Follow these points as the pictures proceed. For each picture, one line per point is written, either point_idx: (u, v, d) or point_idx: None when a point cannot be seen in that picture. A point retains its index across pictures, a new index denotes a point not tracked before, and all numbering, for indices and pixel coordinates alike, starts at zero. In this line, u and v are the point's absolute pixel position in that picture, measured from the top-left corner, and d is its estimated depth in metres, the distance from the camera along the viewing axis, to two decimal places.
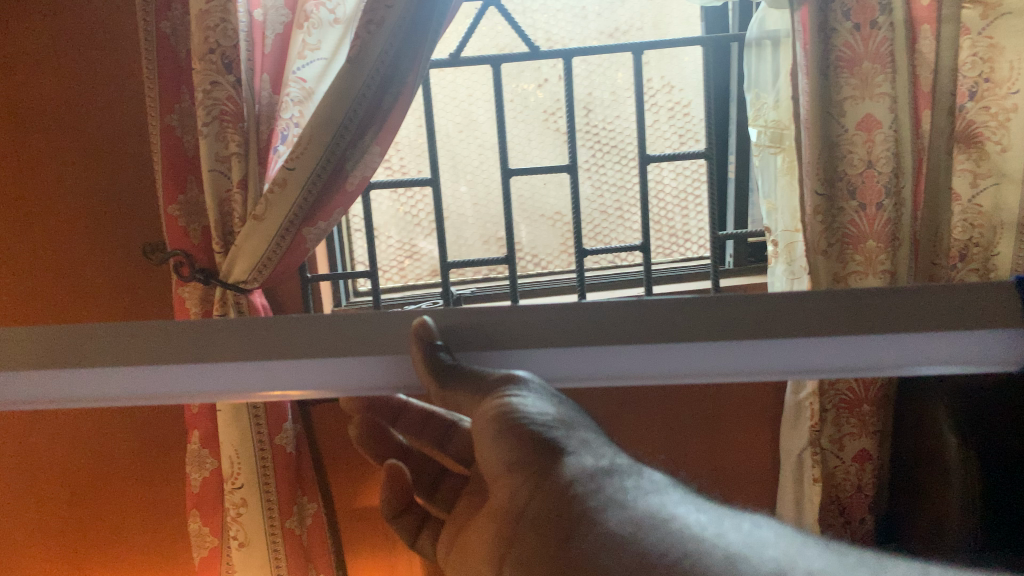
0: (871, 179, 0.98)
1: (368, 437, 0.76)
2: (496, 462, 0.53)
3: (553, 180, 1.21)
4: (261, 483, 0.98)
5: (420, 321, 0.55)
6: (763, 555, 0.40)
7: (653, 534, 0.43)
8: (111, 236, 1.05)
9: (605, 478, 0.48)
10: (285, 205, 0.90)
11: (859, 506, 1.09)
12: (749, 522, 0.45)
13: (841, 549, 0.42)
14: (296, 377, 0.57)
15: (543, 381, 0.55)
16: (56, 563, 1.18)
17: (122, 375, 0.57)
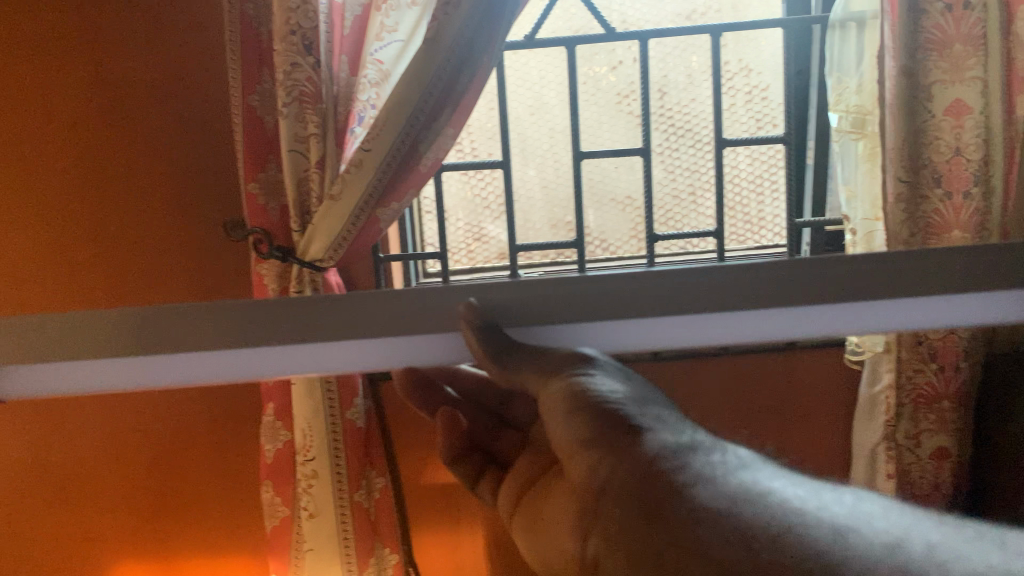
0: (958, 166, 0.94)
1: (419, 392, 0.77)
2: (568, 438, 0.54)
3: (624, 163, 1.20)
4: (332, 457, 1.01)
5: (469, 305, 0.52)
6: (869, 528, 0.41)
7: (749, 508, 0.44)
8: (193, 213, 1.09)
9: (687, 454, 0.49)
10: (362, 184, 0.92)
11: (936, 504, 1.06)
12: (850, 496, 0.46)
13: (956, 525, 0.42)
14: (355, 356, 0.54)
15: (609, 357, 0.57)
16: (135, 525, 1.23)
17: (169, 363, 0.53)
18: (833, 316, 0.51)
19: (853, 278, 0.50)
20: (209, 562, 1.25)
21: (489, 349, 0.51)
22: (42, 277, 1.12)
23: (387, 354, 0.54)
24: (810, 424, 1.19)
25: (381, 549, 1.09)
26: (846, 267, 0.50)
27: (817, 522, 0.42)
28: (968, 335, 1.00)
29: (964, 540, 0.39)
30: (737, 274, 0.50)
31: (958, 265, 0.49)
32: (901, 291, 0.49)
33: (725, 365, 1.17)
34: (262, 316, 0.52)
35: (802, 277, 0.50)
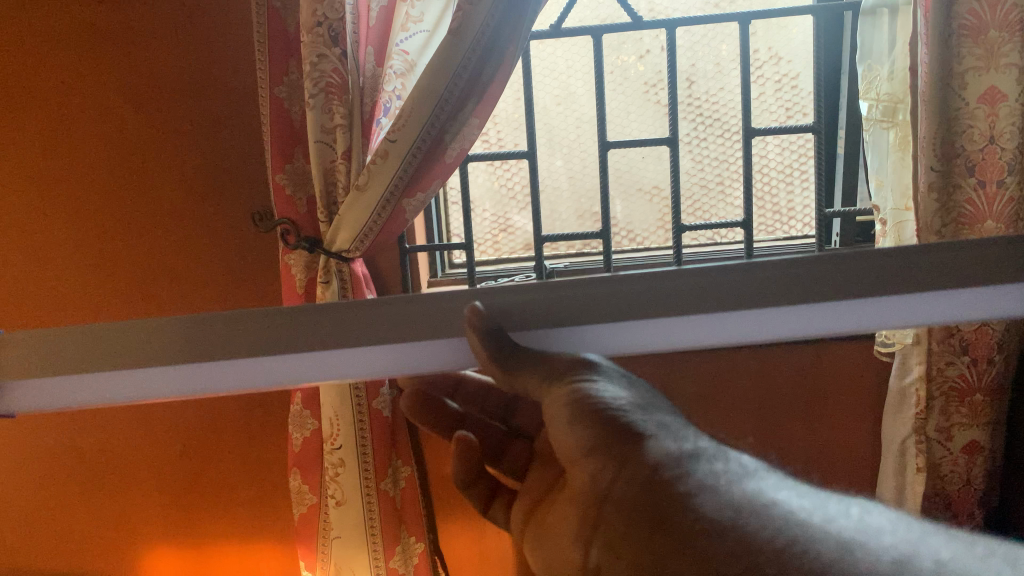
0: (992, 155, 0.92)
1: (423, 409, 0.75)
2: (574, 446, 0.54)
3: (652, 153, 1.19)
4: (359, 444, 1.02)
5: (474, 307, 0.51)
6: (879, 542, 0.40)
7: (754, 519, 0.43)
8: (221, 203, 1.10)
9: (691, 463, 0.49)
10: (386, 174, 0.92)
11: (966, 500, 1.04)
12: (858, 508, 0.45)
13: (967, 540, 0.40)
14: (361, 365, 0.52)
15: (611, 362, 0.57)
16: (167, 509, 1.25)
17: (174, 375, 0.52)
18: (855, 319, 0.50)
19: (877, 276, 0.48)
20: (239, 549, 1.27)
21: (494, 352, 0.51)
22: (74, 267, 1.14)
23: (392, 366, 0.53)
24: (838, 418, 1.18)
25: (407, 537, 1.10)
26: (871, 263, 0.49)
27: (823, 535, 0.41)
28: (1002, 328, 0.98)
29: (980, 556, 0.38)
30: (759, 268, 0.49)
31: (988, 265, 0.48)
32: (928, 289, 0.48)
33: (752, 357, 1.16)
34: (267, 326, 0.52)
35: (825, 275, 0.49)
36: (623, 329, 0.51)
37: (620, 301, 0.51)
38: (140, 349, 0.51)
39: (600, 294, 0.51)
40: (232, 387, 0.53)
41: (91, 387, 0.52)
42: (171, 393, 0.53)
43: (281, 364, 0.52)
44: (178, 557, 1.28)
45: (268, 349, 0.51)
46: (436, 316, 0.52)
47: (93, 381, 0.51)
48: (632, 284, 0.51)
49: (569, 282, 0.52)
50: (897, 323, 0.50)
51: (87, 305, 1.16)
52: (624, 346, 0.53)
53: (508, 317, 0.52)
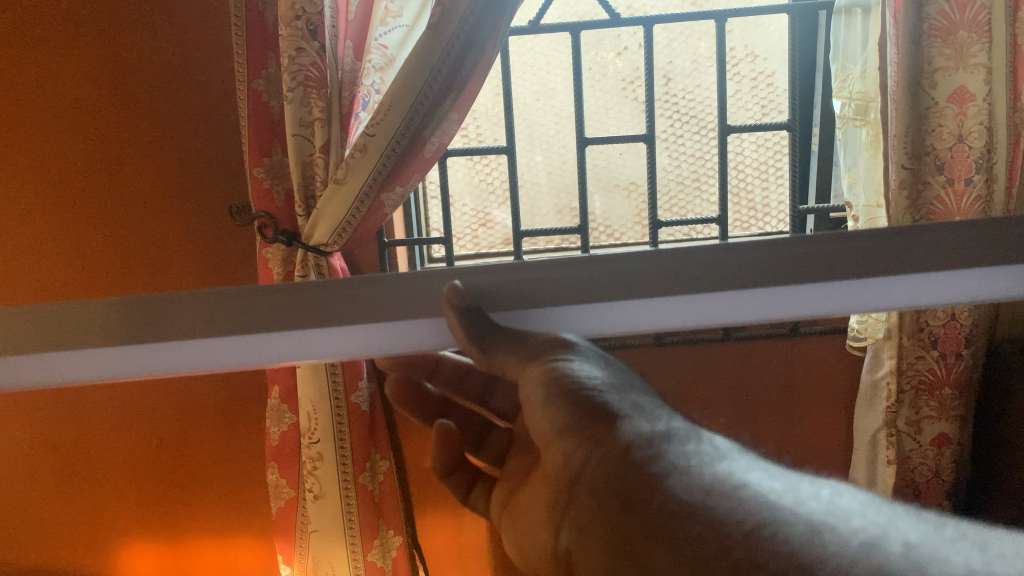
0: (961, 153, 0.94)
1: (406, 396, 0.78)
2: (546, 427, 0.55)
3: (629, 149, 1.20)
4: (337, 438, 1.02)
5: (454, 286, 0.52)
6: (849, 524, 0.41)
7: (724, 501, 0.44)
8: (198, 196, 1.10)
9: (663, 444, 0.49)
10: (365, 168, 0.92)
11: (935, 491, 1.07)
12: (829, 490, 0.46)
13: (938, 523, 0.41)
14: (337, 343, 0.54)
15: (588, 342, 0.57)
16: (143, 503, 1.24)
17: (157, 351, 0.52)
18: (827, 302, 0.51)
19: (849, 262, 0.50)
20: (218, 545, 1.27)
21: (472, 335, 0.52)
22: (49, 260, 1.13)
23: (372, 342, 0.54)
24: (813, 410, 1.20)
25: (385, 531, 1.10)
26: (844, 247, 0.50)
27: (794, 517, 0.42)
28: (971, 321, 1.00)
29: (949, 540, 0.39)
30: (729, 256, 0.51)
31: (953, 255, 0.49)
32: (897, 276, 0.49)
33: (728, 349, 1.18)
34: (250, 303, 0.52)
35: (800, 260, 0.50)
36: (599, 312, 0.53)
37: (599, 283, 0.52)
38: (122, 328, 0.51)
39: (580, 275, 0.52)
40: (215, 364, 0.54)
41: (74, 362, 0.52)
42: (143, 370, 0.54)
43: (255, 342, 0.53)
44: (157, 554, 1.28)
45: (245, 329, 0.52)
46: (414, 298, 0.53)
47: (64, 358, 0.52)
48: (609, 267, 0.52)
49: (551, 262, 0.53)
50: (869, 304, 0.52)
51: (63, 296, 1.15)
52: (601, 327, 0.54)
53: (491, 296, 0.54)
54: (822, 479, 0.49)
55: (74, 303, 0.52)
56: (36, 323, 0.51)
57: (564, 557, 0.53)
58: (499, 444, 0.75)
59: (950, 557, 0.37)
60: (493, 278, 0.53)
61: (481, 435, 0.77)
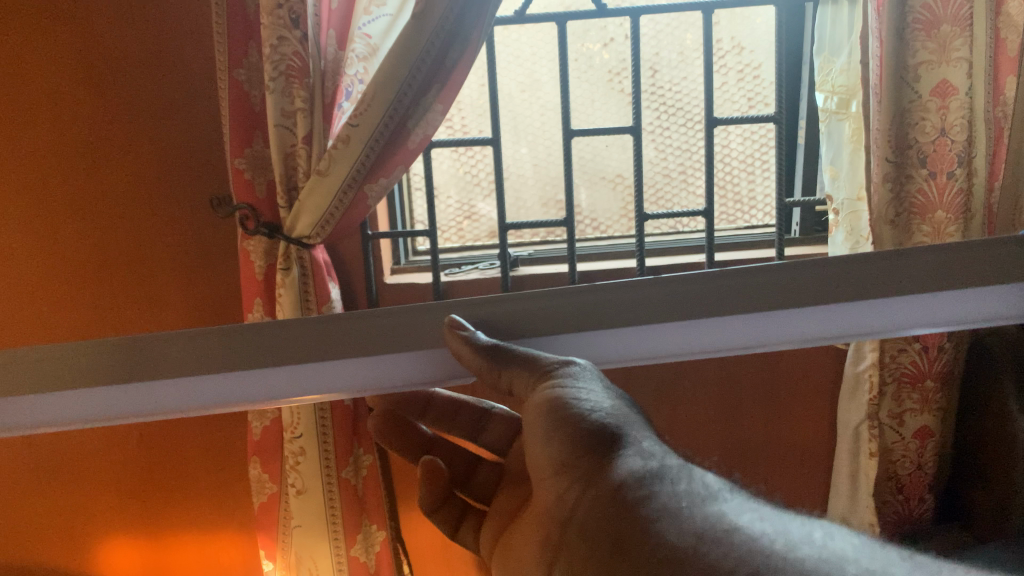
0: (943, 147, 0.95)
1: (393, 431, 0.79)
2: (548, 458, 0.56)
3: (616, 142, 1.19)
4: (320, 432, 1.01)
5: (450, 319, 0.55)
6: (843, 571, 0.40)
7: (716, 548, 0.43)
8: (180, 188, 1.08)
9: (653, 482, 0.49)
10: (348, 160, 0.91)
11: (917, 485, 1.07)
12: (821, 534, 0.45)
13: (932, 566, 0.41)
14: (321, 380, 0.54)
15: (594, 369, 0.57)
16: (123, 500, 1.23)
17: (147, 390, 0.53)
18: (811, 321, 0.52)
19: (828, 286, 0.51)
20: (198, 542, 1.25)
21: (483, 346, 0.53)
22: (25, 256, 1.11)
23: (356, 379, 0.55)
24: (798, 409, 1.19)
25: (368, 525, 1.10)
26: (827, 271, 0.51)
27: (789, 564, 0.41)
28: None
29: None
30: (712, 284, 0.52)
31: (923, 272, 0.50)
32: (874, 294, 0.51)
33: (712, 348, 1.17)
34: (238, 340, 0.53)
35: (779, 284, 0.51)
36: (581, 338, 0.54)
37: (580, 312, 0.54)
38: (110, 367, 0.52)
39: (564, 306, 0.54)
40: (204, 401, 0.55)
41: (71, 399, 0.53)
42: (135, 410, 0.55)
43: (239, 380, 0.53)
44: (136, 549, 1.26)
45: (230, 367, 0.53)
46: (395, 332, 0.54)
47: (53, 401, 0.53)
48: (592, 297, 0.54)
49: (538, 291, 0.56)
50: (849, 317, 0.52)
51: (42, 299, 1.13)
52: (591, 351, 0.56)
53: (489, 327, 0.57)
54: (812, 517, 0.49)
55: (66, 346, 0.53)
56: (32, 361, 0.53)
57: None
58: (487, 479, 0.77)
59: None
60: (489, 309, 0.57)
61: (469, 469, 0.78)
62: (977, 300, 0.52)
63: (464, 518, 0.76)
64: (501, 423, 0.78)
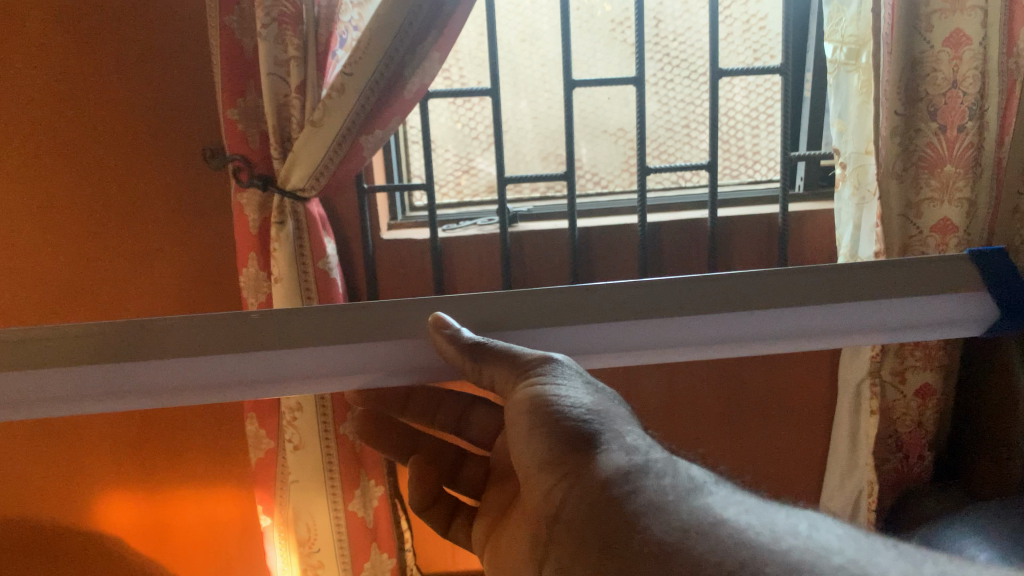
0: (954, 100, 0.92)
1: (375, 428, 0.82)
2: (530, 460, 0.54)
3: (618, 94, 1.17)
4: None
5: (437, 317, 0.59)
6: (830, 562, 0.40)
7: (701, 541, 0.42)
8: (173, 139, 1.06)
9: (638, 477, 0.48)
10: (343, 111, 0.88)
11: (918, 443, 1.06)
12: (808, 524, 0.44)
13: (916, 557, 0.40)
14: (308, 367, 0.60)
15: (573, 368, 0.56)
16: (122, 456, 1.22)
17: (146, 369, 0.58)
18: (768, 314, 0.62)
19: (792, 288, 0.62)
20: (197, 497, 1.25)
21: (460, 344, 0.57)
22: (12, 207, 1.08)
23: (340, 365, 0.60)
24: (799, 369, 1.18)
25: (367, 481, 1.08)
26: (794, 278, 0.63)
27: (771, 557, 0.40)
28: None
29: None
30: (679, 287, 0.62)
31: (846, 272, 0.63)
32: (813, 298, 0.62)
33: None
34: (237, 330, 0.59)
35: (738, 288, 0.62)
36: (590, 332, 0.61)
37: (569, 310, 0.62)
38: (112, 351, 0.57)
39: (554, 306, 0.62)
40: (197, 384, 0.59)
41: (60, 384, 0.57)
42: (128, 391, 0.59)
43: (233, 365, 0.59)
44: (134, 503, 1.26)
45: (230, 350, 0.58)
46: (380, 319, 0.60)
47: (53, 378, 0.57)
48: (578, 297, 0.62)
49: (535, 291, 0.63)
50: (828, 318, 0.63)
51: (33, 255, 1.11)
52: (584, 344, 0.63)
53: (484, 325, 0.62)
54: (802, 509, 0.48)
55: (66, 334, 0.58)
56: (24, 348, 0.57)
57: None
58: (476, 473, 0.77)
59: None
60: (482, 303, 0.62)
61: (456, 464, 0.79)
62: (899, 300, 0.63)
63: (456, 514, 0.77)
64: (482, 414, 0.80)
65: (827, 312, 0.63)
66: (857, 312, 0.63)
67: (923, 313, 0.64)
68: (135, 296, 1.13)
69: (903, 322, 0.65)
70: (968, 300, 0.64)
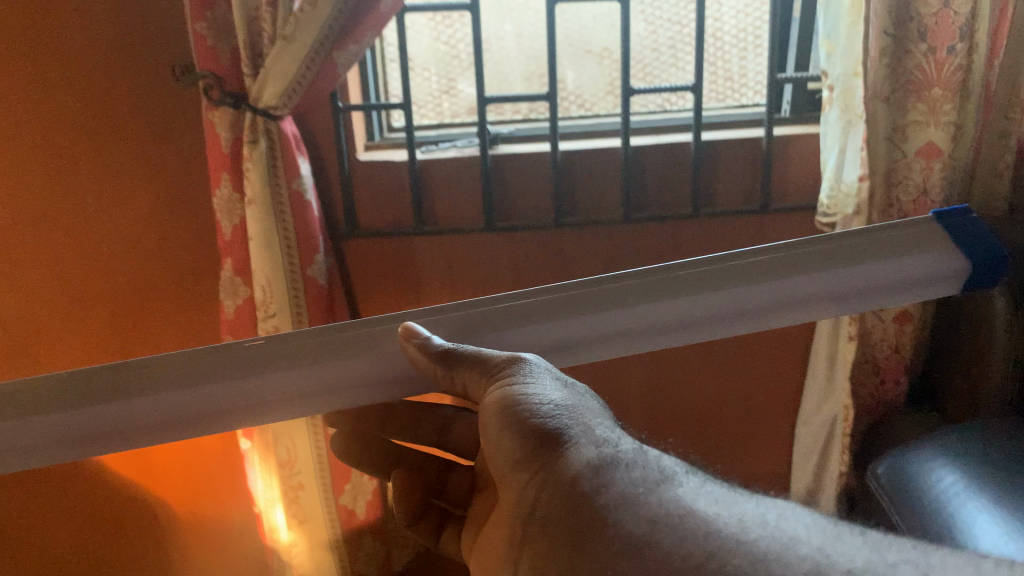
0: (945, 20, 0.89)
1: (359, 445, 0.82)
2: (500, 456, 0.52)
3: (604, 12, 1.14)
4: (294, 310, 0.99)
5: (404, 325, 0.56)
6: (795, 552, 0.41)
7: (672, 536, 0.43)
8: (142, 54, 1.01)
9: (610, 472, 0.47)
10: (315, 25, 0.85)
11: (894, 367, 1.07)
12: (775, 514, 0.45)
13: (880, 544, 0.42)
14: None
15: (541, 363, 0.53)
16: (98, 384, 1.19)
17: None
18: (704, 304, 0.58)
19: (723, 277, 0.58)
20: None
21: (430, 353, 0.54)
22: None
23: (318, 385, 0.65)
24: None
25: None
26: (717, 267, 0.59)
27: (740, 549, 0.42)
28: (941, 196, 0.98)
29: (893, 561, 0.40)
30: (595, 286, 0.58)
31: (775, 254, 0.59)
32: (743, 285, 0.58)
33: (696, 228, 1.11)
34: None
35: (662, 279, 0.58)
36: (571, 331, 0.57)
37: (491, 316, 0.58)
38: None
39: (468, 314, 0.58)
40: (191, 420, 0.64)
41: None
42: None
43: None
44: None
45: None
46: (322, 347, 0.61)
47: None
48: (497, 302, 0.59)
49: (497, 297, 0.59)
50: (822, 294, 0.60)
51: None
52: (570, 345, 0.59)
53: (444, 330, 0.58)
54: (769, 496, 0.49)
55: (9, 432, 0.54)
56: None
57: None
58: (460, 485, 0.75)
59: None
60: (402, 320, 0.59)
61: (441, 479, 0.77)
62: (840, 268, 0.60)
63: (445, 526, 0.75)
64: (461, 426, 0.78)
65: (769, 291, 0.59)
66: (800, 285, 0.59)
67: (877, 275, 0.60)
68: (101, 231, 1.09)
69: (861, 292, 0.61)
70: (944, 259, 0.61)
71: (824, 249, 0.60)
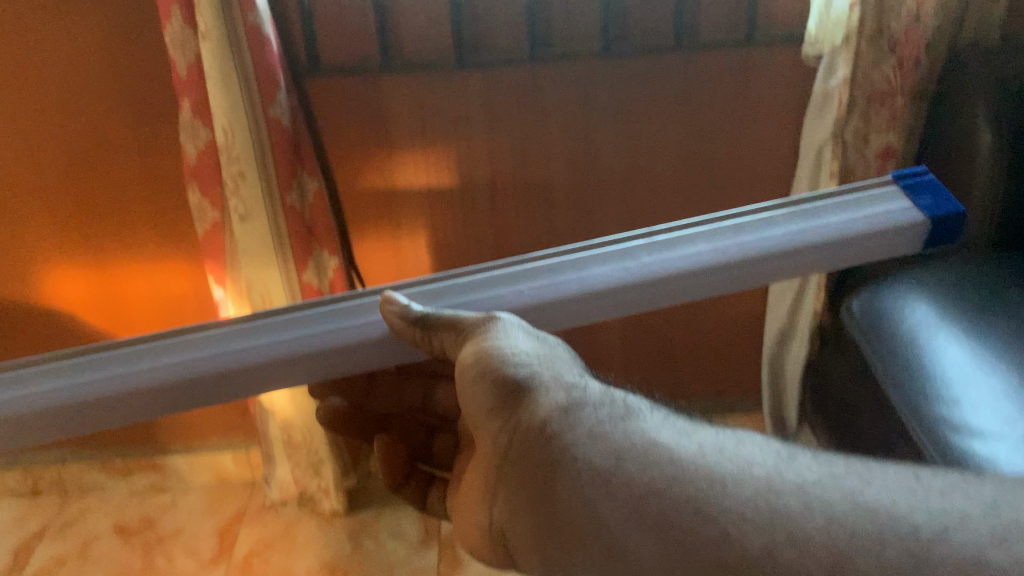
0: None
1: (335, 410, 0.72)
2: (470, 412, 0.48)
3: None
4: (259, 157, 0.92)
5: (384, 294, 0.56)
6: (749, 475, 0.44)
7: (633, 465, 0.45)
8: None
9: (578, 412, 0.46)
10: None
11: None
12: (729, 438, 0.47)
13: (828, 459, 0.46)
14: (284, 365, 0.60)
15: (513, 317, 0.51)
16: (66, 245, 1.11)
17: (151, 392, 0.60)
18: (661, 273, 0.58)
19: (675, 246, 0.59)
20: (147, 275, 1.14)
21: (403, 315, 0.54)
22: None
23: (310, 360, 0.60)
24: (765, 142, 1.09)
25: (319, 250, 1.06)
26: (668, 238, 0.60)
27: (692, 480, 0.44)
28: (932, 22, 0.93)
29: (840, 474, 0.44)
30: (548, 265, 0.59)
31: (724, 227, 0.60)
32: (696, 252, 0.58)
33: (680, 61, 1.01)
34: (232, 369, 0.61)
35: (612, 255, 0.59)
36: (557, 294, 0.58)
37: (455, 289, 0.60)
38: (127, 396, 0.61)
39: (434, 288, 0.60)
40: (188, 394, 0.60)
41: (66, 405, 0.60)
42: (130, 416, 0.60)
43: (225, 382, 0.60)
44: (81, 277, 1.14)
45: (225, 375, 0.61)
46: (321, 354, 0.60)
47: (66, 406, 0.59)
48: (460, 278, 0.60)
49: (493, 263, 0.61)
50: (782, 261, 0.59)
51: None
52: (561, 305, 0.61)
53: (425, 292, 0.59)
54: (734, 428, 0.49)
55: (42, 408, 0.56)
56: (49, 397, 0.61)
57: (497, 535, 0.48)
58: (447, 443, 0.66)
59: (832, 483, 0.43)
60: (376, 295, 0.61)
61: (426, 438, 0.68)
62: (787, 235, 0.59)
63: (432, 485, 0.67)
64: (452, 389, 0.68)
65: (720, 258, 0.58)
66: (756, 256, 0.58)
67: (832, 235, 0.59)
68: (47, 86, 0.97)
69: (823, 260, 0.60)
70: (903, 213, 0.59)
71: (769, 219, 0.60)
